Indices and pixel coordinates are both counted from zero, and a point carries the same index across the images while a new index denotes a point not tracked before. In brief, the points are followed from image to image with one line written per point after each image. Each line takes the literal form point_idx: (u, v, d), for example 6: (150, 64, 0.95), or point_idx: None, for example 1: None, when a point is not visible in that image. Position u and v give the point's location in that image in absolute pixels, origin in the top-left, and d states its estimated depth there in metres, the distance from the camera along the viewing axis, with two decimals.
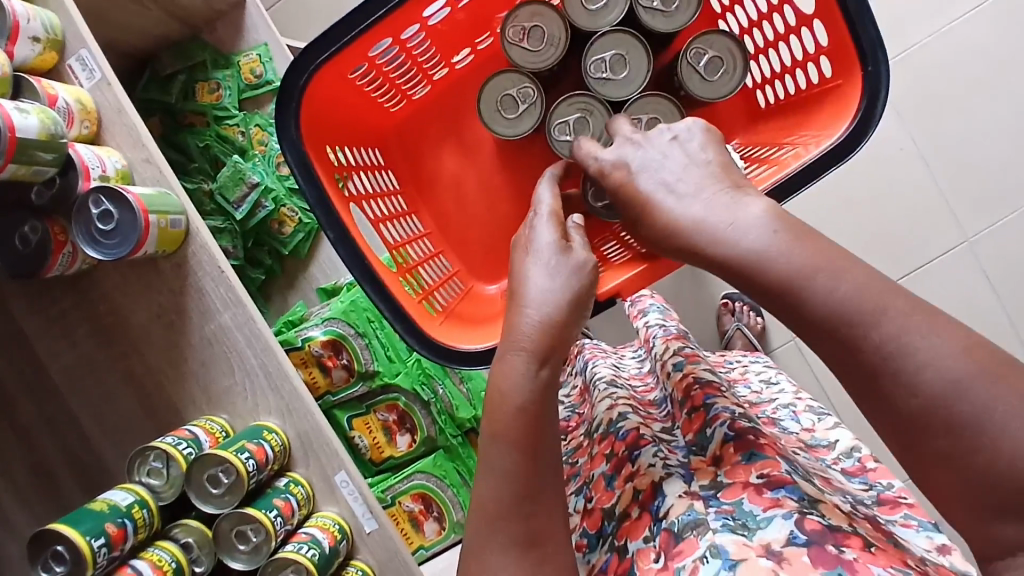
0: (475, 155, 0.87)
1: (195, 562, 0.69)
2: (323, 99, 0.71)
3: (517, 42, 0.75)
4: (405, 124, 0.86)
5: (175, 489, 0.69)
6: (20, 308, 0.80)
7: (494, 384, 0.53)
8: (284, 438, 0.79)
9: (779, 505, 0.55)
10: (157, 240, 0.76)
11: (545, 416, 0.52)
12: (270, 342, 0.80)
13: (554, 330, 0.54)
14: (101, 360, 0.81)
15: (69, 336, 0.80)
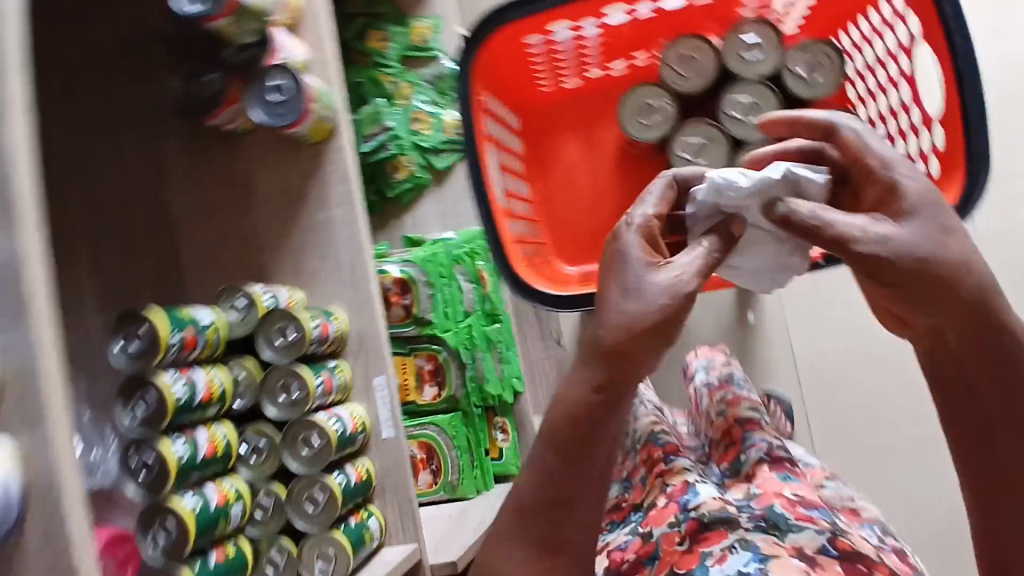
0: (597, 152, 0.99)
1: (237, 398, 0.76)
2: (495, 47, 0.85)
3: (674, 64, 0.89)
4: (547, 108, 1.00)
5: (247, 327, 0.77)
6: (170, 140, 0.90)
7: (558, 393, 0.56)
8: (345, 332, 0.87)
9: (812, 521, 0.57)
10: (309, 126, 0.87)
11: (593, 432, 0.54)
12: (364, 248, 0.89)
13: (612, 351, 0.54)
14: (219, 211, 0.92)
15: (202, 182, 0.91)
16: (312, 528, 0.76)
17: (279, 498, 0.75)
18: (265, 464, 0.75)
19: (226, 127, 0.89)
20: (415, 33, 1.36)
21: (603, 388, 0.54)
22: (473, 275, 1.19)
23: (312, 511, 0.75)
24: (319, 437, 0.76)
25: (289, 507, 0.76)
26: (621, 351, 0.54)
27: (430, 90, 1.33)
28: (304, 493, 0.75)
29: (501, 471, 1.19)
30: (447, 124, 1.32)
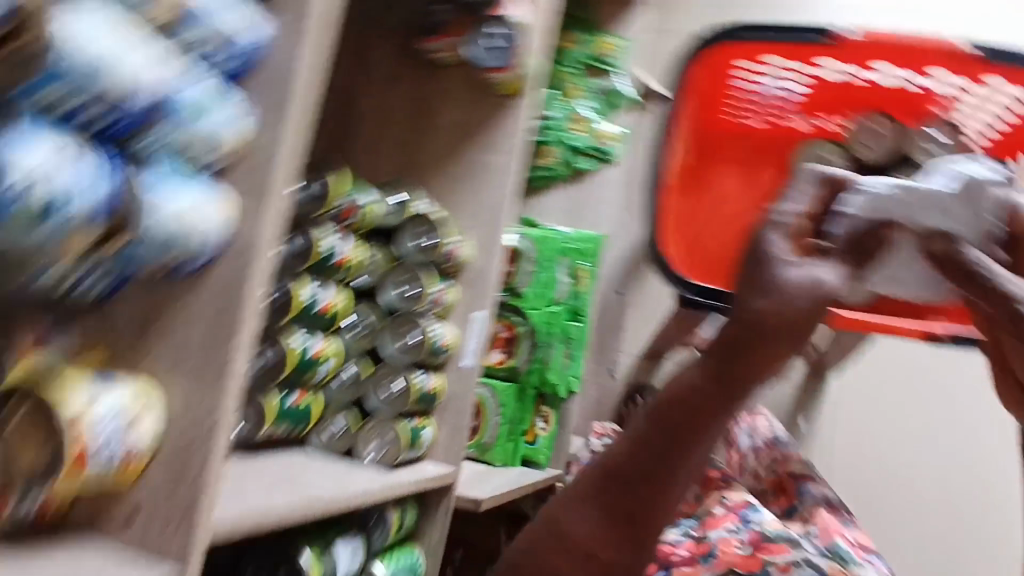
0: (751, 189, 1.46)
1: (362, 276, 0.82)
2: (725, 66, 1.27)
3: (865, 141, 1.30)
4: (734, 134, 1.43)
5: (391, 220, 0.83)
6: (377, 48, 0.96)
7: (673, 381, 0.63)
8: (465, 263, 0.92)
9: (870, 563, 0.80)
10: (508, 77, 0.89)
11: (697, 418, 0.60)
12: (509, 197, 0.93)
13: (743, 343, 0.58)
14: (392, 124, 0.97)
15: (387, 93, 0.97)
16: (381, 410, 0.83)
17: (360, 374, 0.82)
18: (361, 339, 0.81)
19: (434, 57, 0.93)
20: (603, 46, 1.38)
21: (721, 381, 0.59)
22: (573, 271, 1.24)
23: (385, 396, 0.83)
24: (417, 337, 0.84)
25: (366, 385, 0.83)
26: (746, 346, 0.58)
27: (597, 98, 1.38)
28: (384, 378, 0.83)
29: (530, 455, 1.23)
30: (600, 133, 1.36)
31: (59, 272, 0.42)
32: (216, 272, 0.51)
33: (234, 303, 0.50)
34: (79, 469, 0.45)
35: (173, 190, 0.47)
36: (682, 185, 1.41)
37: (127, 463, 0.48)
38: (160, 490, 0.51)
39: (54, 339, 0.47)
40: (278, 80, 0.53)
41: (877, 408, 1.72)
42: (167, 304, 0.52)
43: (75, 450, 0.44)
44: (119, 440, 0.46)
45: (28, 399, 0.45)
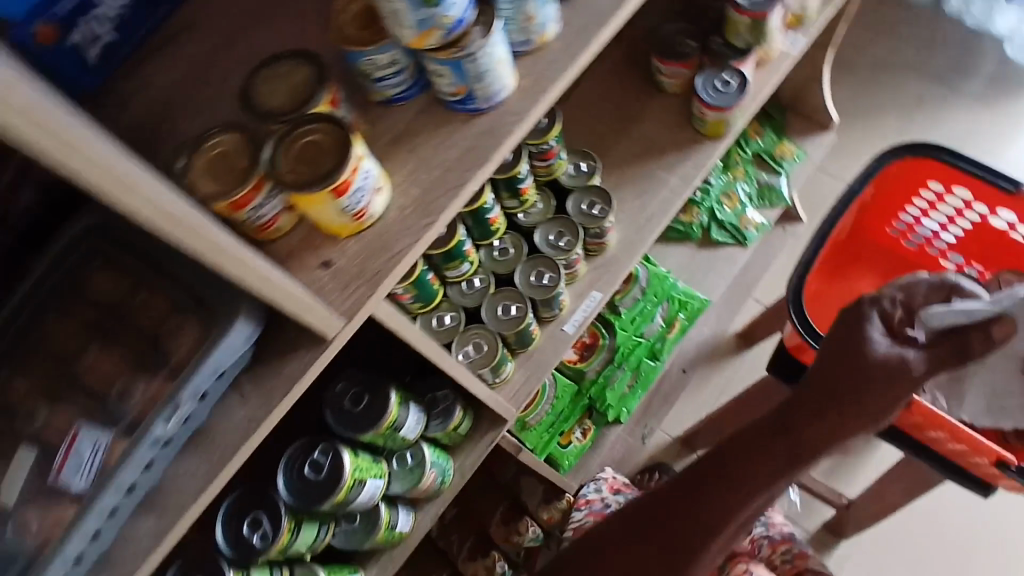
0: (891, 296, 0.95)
1: (525, 213, 0.93)
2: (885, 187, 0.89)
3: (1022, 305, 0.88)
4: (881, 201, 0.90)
5: (572, 183, 0.95)
6: (613, 58, 1.10)
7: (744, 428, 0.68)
8: (605, 248, 1.00)
9: None
10: (714, 121, 1.00)
11: (761, 456, 0.65)
12: (669, 213, 1.01)
13: (809, 407, 0.65)
14: (597, 117, 1.07)
15: (606, 94, 1.08)
16: (489, 323, 0.89)
17: (486, 288, 0.90)
18: (502, 262, 0.91)
19: (660, 78, 1.05)
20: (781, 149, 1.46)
21: (793, 435, 0.64)
22: (668, 319, 1.32)
23: (499, 316, 0.89)
24: (549, 280, 0.90)
25: (487, 299, 0.90)
26: (821, 408, 0.64)
27: (755, 186, 1.44)
28: (505, 300, 0.90)
29: (556, 455, 1.24)
30: (745, 218, 1.43)
31: (389, 60, 0.56)
32: (483, 119, 0.60)
33: (485, 148, 0.59)
34: (332, 199, 0.52)
35: (502, 40, 0.58)
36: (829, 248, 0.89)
37: (355, 219, 0.55)
38: (356, 258, 0.56)
39: (343, 108, 0.57)
40: (594, 12, 0.63)
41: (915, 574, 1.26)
42: (431, 125, 0.60)
43: (340, 182, 0.51)
44: (366, 193, 0.54)
45: (318, 128, 0.53)
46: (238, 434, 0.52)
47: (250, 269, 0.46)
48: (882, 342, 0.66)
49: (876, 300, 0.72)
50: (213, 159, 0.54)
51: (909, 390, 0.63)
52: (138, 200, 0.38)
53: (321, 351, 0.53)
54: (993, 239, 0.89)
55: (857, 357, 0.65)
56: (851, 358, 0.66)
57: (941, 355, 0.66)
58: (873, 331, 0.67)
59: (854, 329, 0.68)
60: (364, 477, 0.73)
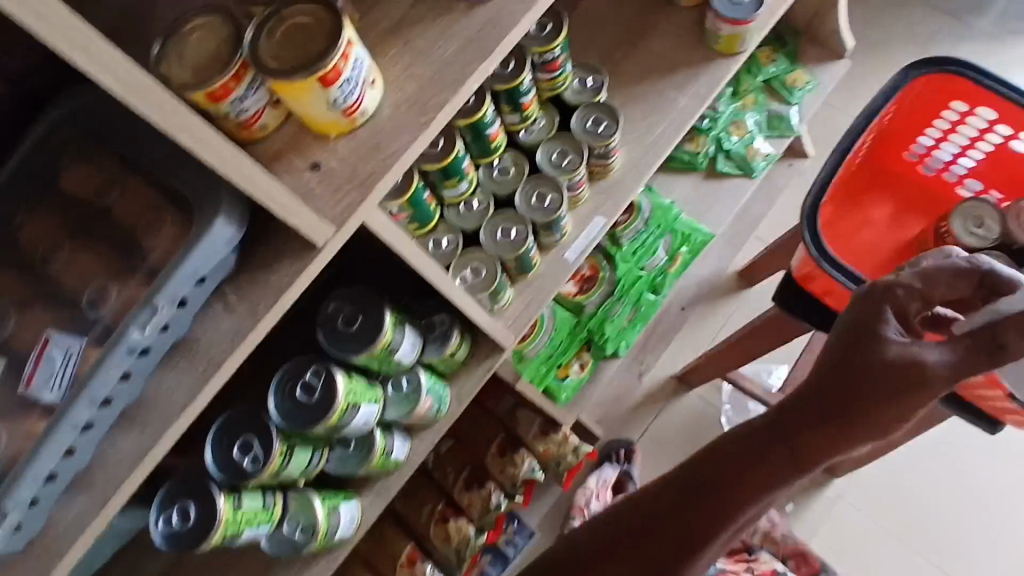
0: (907, 224, 0.90)
1: (527, 131, 0.88)
2: (906, 108, 0.83)
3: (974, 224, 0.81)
4: (900, 122, 0.85)
5: (576, 99, 0.89)
6: None
7: (734, 435, 0.58)
8: (610, 171, 0.95)
9: None
10: (729, 35, 0.93)
11: (762, 466, 0.55)
12: (677, 135, 0.96)
13: (809, 412, 0.54)
14: (602, 34, 1.01)
15: (612, 10, 1.02)
16: (488, 247, 0.85)
17: (485, 210, 0.85)
18: (500, 184, 0.86)
19: None
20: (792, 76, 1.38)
21: (793, 450, 0.55)
22: (670, 253, 1.28)
23: (498, 239, 0.85)
24: (551, 202, 0.85)
25: (486, 222, 0.86)
26: (820, 416, 0.54)
27: (764, 115, 1.39)
28: (504, 223, 0.86)
29: (553, 389, 1.22)
30: (753, 148, 1.37)
31: None
32: (485, 9, 0.54)
33: (487, 41, 0.54)
34: (319, 88, 0.47)
35: None
36: (845, 171, 0.84)
37: (345, 116, 0.50)
38: (347, 160, 0.52)
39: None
40: None
41: (905, 517, 1.24)
42: (428, 15, 0.55)
43: (329, 69, 0.46)
44: (357, 85, 0.49)
45: (302, 11, 0.48)
46: (224, 345, 0.48)
47: (232, 159, 0.42)
48: (893, 340, 0.53)
49: (890, 291, 0.56)
50: (186, 43, 0.49)
51: (930, 398, 0.51)
52: (93, 62, 0.34)
53: (310, 258, 0.50)
54: (1016, 165, 0.83)
55: (862, 359, 0.53)
56: (855, 359, 0.53)
57: (967, 365, 0.52)
58: (881, 333, 0.53)
59: (859, 327, 0.54)
60: (358, 402, 0.70)
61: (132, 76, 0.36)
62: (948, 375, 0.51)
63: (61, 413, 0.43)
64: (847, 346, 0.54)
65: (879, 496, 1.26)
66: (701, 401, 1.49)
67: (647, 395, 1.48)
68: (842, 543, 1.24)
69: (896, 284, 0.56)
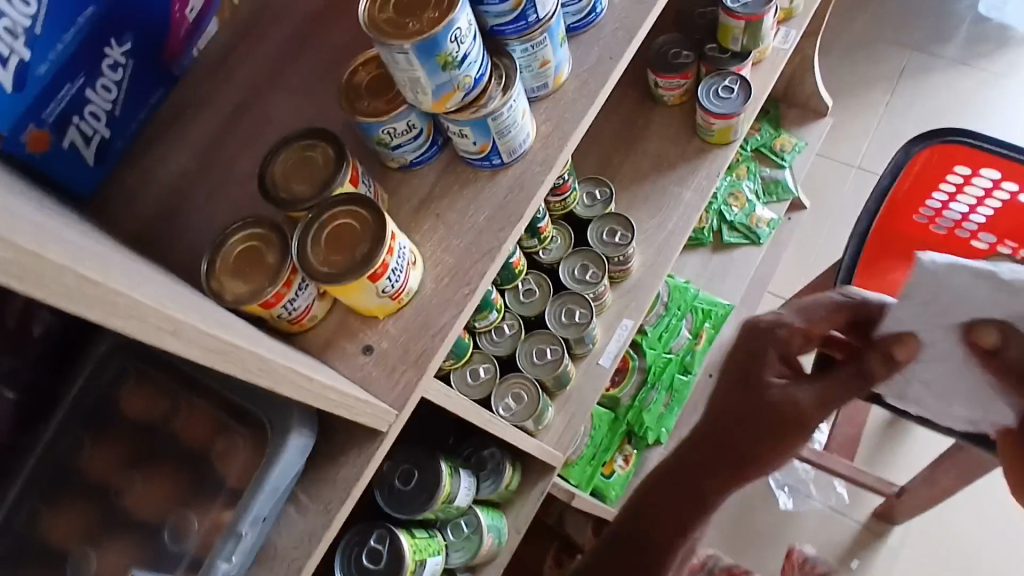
0: None
1: (545, 251, 0.90)
2: (911, 180, 0.86)
3: None
4: (908, 193, 0.88)
5: (587, 213, 0.91)
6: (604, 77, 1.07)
7: (649, 484, 0.67)
8: (629, 273, 0.97)
9: None
10: (722, 128, 0.95)
11: (677, 513, 0.64)
12: (689, 227, 0.97)
13: (701, 452, 0.63)
14: (597, 139, 1.04)
15: (602, 115, 1.06)
16: (525, 370, 0.85)
17: (517, 334, 0.87)
18: (528, 305, 0.88)
19: (656, 92, 1.02)
20: (779, 141, 1.43)
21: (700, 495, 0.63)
22: (694, 330, 1.29)
23: (535, 361, 0.86)
24: (581, 317, 0.86)
25: (519, 345, 0.86)
26: (715, 457, 0.62)
27: (759, 181, 1.41)
28: (538, 344, 0.86)
29: (601, 488, 1.18)
30: (755, 216, 1.38)
31: (407, 125, 0.54)
32: (508, 173, 0.57)
33: (516, 205, 0.56)
34: (369, 283, 0.49)
35: (522, 91, 0.54)
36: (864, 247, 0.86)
37: (392, 300, 0.52)
38: (398, 340, 0.53)
39: (365, 183, 0.53)
40: (605, 47, 0.61)
41: (972, 560, 1.25)
42: (455, 185, 0.57)
43: (377, 266, 0.48)
44: (401, 273, 0.51)
45: (343, 212, 0.50)
46: (300, 549, 0.48)
47: (308, 386, 0.40)
48: (772, 384, 0.61)
49: (772, 333, 0.63)
50: (236, 256, 0.51)
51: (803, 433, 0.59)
52: (185, 343, 0.32)
53: (375, 448, 0.50)
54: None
55: (744, 403, 0.61)
56: (741, 404, 0.61)
57: (835, 391, 0.61)
58: (761, 377, 0.61)
59: (743, 374, 0.62)
60: (424, 557, 0.69)
61: (218, 344, 0.34)
62: (819, 407, 0.60)
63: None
64: (740, 387, 0.62)
65: (936, 541, 1.27)
66: None
67: None
68: None
69: (777, 325, 0.64)
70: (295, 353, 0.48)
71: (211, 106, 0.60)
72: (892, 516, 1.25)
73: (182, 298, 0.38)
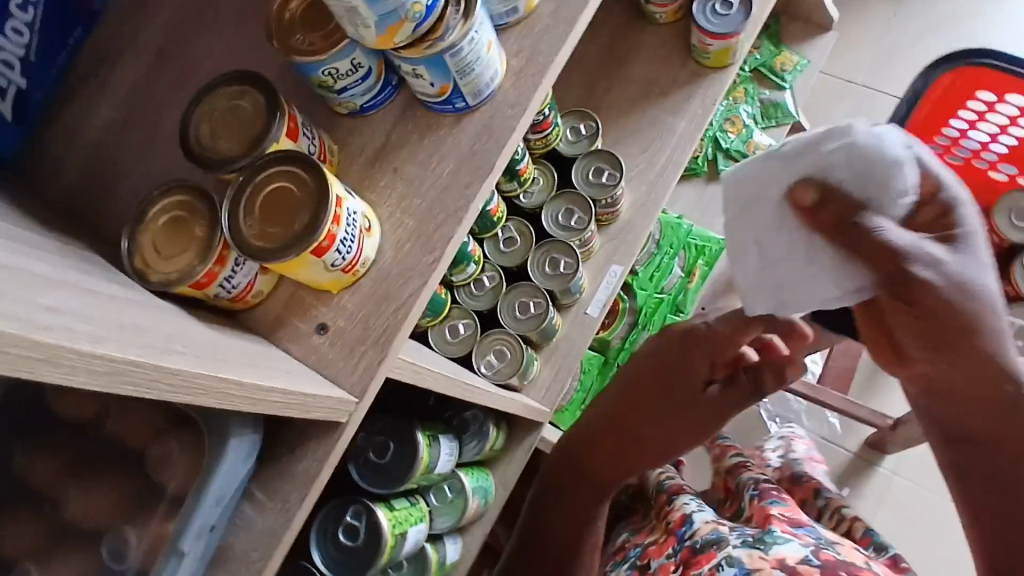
0: None
1: (526, 195, 0.83)
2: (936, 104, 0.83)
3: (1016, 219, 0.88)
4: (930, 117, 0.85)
5: (571, 150, 0.83)
6: None
7: (565, 469, 0.77)
8: (617, 214, 0.90)
9: (796, 535, 0.59)
10: (719, 49, 0.84)
11: (579, 484, 0.76)
12: (682, 162, 0.89)
13: (607, 420, 0.76)
14: (580, 66, 0.94)
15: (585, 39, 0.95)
16: (508, 325, 0.80)
17: (498, 287, 0.81)
18: (510, 255, 0.82)
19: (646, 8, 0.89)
20: (779, 59, 1.32)
21: (601, 472, 0.76)
22: (687, 268, 1.23)
23: (518, 316, 0.80)
24: (566, 267, 0.80)
25: (501, 299, 0.81)
26: (618, 434, 0.75)
27: (757, 105, 1.31)
28: (521, 297, 0.81)
29: None
30: (753, 142, 1.29)
31: (351, 64, 0.45)
32: (475, 117, 0.49)
33: (484, 155, 0.48)
34: (315, 258, 0.42)
35: (485, 18, 0.46)
36: None
37: (346, 272, 0.45)
38: (356, 316, 0.47)
39: (308, 135, 0.46)
40: None
41: None
42: (414, 133, 0.49)
43: (322, 237, 0.41)
44: (353, 243, 0.44)
45: (280, 173, 0.42)
46: (259, 552, 0.44)
47: (240, 392, 0.34)
48: (695, 390, 0.74)
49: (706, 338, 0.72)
50: (159, 231, 0.44)
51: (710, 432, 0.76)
52: (68, 371, 0.25)
53: (335, 440, 0.45)
54: None
55: (670, 393, 0.74)
56: (659, 390, 0.74)
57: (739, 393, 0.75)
58: (680, 378, 0.74)
59: (661, 369, 0.74)
60: (405, 529, 0.66)
61: (113, 365, 0.27)
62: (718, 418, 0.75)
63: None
64: (661, 372, 0.74)
65: (926, 466, 1.28)
66: None
67: None
68: (905, 515, 1.26)
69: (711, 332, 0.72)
70: (236, 342, 0.41)
71: (126, 46, 0.50)
72: (883, 445, 1.25)
73: (74, 297, 0.31)
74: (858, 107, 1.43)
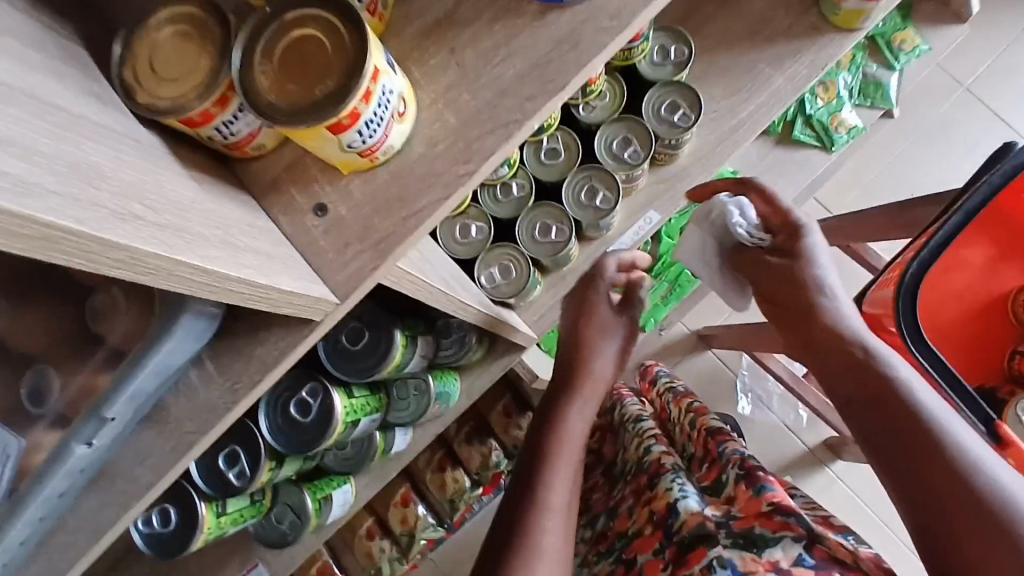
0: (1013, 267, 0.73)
1: (587, 107, 0.74)
2: None
3: None
4: None
5: (652, 74, 0.73)
6: None
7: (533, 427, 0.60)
8: (675, 159, 0.81)
9: (788, 525, 0.49)
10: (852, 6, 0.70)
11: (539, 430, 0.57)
12: (764, 123, 0.79)
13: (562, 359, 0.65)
14: None
15: None
16: (522, 243, 0.74)
17: (525, 199, 0.74)
18: (548, 168, 0.74)
19: None
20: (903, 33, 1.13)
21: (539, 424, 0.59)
22: None
23: (536, 238, 0.74)
24: (603, 201, 0.73)
25: (524, 213, 0.74)
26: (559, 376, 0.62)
27: (859, 77, 1.13)
28: (545, 218, 0.74)
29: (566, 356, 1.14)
30: (838, 117, 1.11)
31: None
32: (564, 16, 0.40)
33: (559, 67, 0.40)
34: (330, 135, 0.35)
35: None
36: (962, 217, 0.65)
37: (362, 156, 0.38)
38: (361, 207, 0.40)
39: None
40: None
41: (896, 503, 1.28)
42: (487, 12, 0.40)
43: (345, 114, 0.34)
44: (378, 127, 0.37)
45: (318, 20, 0.35)
46: (196, 423, 0.41)
47: (197, 278, 0.29)
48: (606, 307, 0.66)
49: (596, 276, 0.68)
50: (160, 41, 0.36)
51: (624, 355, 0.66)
52: None
53: (304, 336, 0.40)
54: None
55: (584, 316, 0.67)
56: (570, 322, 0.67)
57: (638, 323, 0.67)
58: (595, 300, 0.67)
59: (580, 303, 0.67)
60: (358, 418, 0.64)
61: (37, 228, 0.22)
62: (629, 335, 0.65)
63: (15, 511, 0.37)
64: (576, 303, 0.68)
65: (870, 481, 1.28)
66: (718, 362, 1.35)
67: (662, 349, 1.33)
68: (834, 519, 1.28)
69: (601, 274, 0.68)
70: (218, 202, 0.36)
71: None
72: (839, 451, 1.24)
73: (24, 115, 0.25)
74: (963, 111, 1.28)
